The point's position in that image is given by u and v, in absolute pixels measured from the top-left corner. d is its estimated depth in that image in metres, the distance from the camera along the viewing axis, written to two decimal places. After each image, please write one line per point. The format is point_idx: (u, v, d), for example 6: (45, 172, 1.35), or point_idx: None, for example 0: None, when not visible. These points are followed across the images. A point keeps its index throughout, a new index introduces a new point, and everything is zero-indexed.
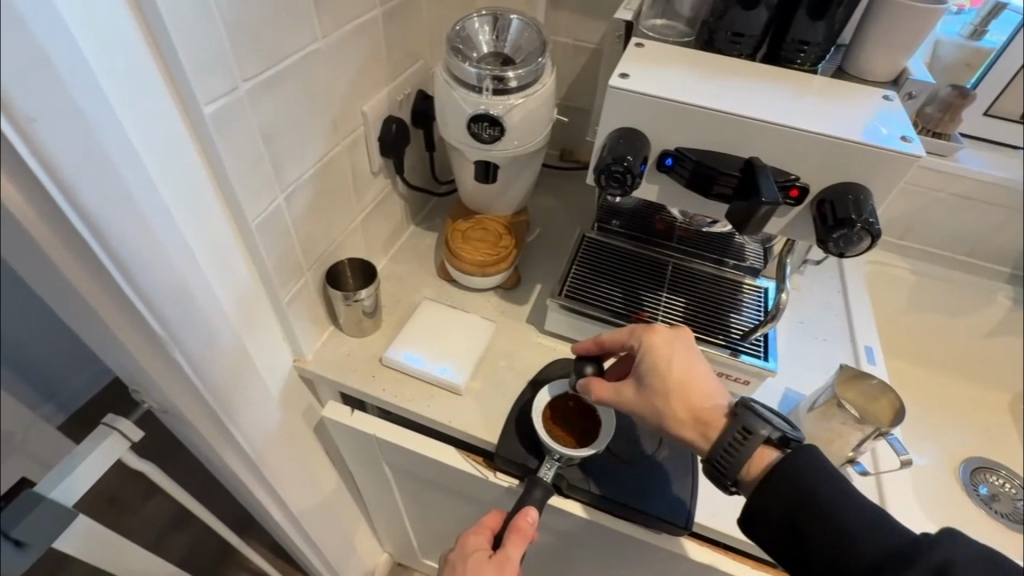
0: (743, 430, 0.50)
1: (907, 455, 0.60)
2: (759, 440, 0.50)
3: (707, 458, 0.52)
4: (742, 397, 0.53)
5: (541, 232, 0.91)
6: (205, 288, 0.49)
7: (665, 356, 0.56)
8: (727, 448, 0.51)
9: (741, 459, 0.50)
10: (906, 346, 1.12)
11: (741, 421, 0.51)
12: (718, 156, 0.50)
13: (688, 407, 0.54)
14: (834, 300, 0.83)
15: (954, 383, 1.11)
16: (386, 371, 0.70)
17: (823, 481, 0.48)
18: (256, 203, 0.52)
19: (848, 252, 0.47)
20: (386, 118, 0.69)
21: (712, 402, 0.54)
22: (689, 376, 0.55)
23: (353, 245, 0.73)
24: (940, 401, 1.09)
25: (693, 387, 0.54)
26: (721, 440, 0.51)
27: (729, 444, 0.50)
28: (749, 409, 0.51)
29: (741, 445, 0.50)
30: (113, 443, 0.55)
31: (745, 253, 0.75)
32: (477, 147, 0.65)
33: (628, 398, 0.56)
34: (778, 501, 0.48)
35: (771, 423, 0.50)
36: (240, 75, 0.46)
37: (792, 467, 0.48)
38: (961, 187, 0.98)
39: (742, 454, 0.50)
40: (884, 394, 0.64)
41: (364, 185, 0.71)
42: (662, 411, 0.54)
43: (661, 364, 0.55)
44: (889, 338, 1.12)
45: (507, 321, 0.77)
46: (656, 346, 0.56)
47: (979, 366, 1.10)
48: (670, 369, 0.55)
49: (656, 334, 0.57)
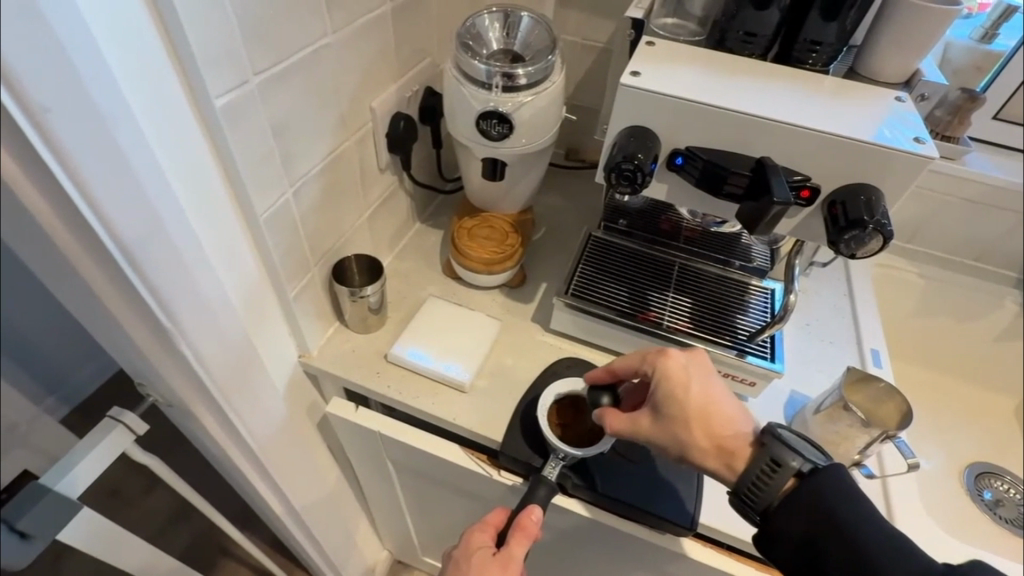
0: (772, 462, 0.50)
1: (914, 458, 0.60)
2: (789, 472, 0.50)
3: (733, 490, 0.52)
4: (769, 425, 0.53)
5: (546, 231, 0.91)
6: (212, 281, 0.49)
7: (683, 383, 0.55)
8: (757, 479, 0.50)
9: (770, 491, 0.50)
10: (912, 351, 1.11)
11: (770, 452, 0.51)
12: (728, 155, 0.50)
13: (710, 436, 0.54)
14: (841, 303, 0.83)
15: (960, 388, 1.11)
16: (391, 367, 0.69)
17: (846, 503, 0.48)
18: (265, 198, 0.52)
19: (859, 252, 0.47)
20: (395, 114, 0.69)
21: (734, 430, 0.54)
22: (708, 403, 0.55)
23: (359, 242, 0.73)
24: (945, 405, 1.08)
25: (713, 414, 0.54)
26: (749, 471, 0.51)
27: (758, 476, 0.50)
28: (777, 439, 0.51)
29: (769, 478, 0.50)
30: (119, 436, 0.56)
31: (753, 254, 0.75)
32: (486, 145, 0.64)
33: (646, 427, 0.56)
34: (800, 522, 0.49)
35: (802, 455, 0.50)
36: (251, 69, 0.46)
37: (817, 490, 0.49)
38: (969, 191, 0.98)
39: (772, 486, 0.50)
40: (891, 397, 0.64)
41: (371, 182, 0.71)
42: (683, 441, 0.54)
43: (679, 392, 0.54)
44: (895, 342, 1.11)
45: (512, 320, 0.77)
46: (672, 373, 0.55)
47: (985, 371, 1.09)
48: (688, 397, 0.54)
49: (670, 361, 0.56)
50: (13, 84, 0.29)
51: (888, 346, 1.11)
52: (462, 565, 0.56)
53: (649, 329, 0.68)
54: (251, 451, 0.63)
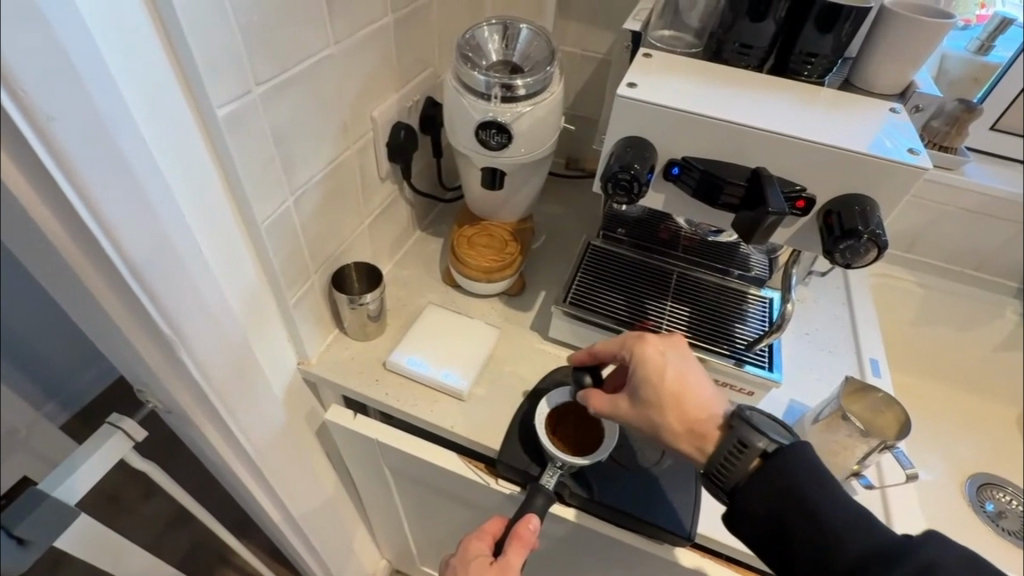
0: (739, 444, 0.49)
1: (913, 468, 0.59)
2: (754, 453, 0.49)
3: (703, 472, 0.52)
4: (738, 407, 0.52)
5: (546, 240, 0.92)
6: (212, 288, 0.49)
7: (657, 367, 0.55)
8: (725, 461, 0.50)
9: (737, 472, 0.49)
10: (913, 360, 1.11)
11: (737, 434, 0.50)
12: (725, 165, 0.50)
13: (683, 420, 0.53)
14: (840, 312, 0.83)
15: (962, 398, 1.10)
16: (390, 375, 0.70)
17: (810, 482, 0.47)
18: (266, 205, 0.53)
19: (854, 263, 0.47)
20: (395, 123, 0.70)
21: (708, 413, 0.54)
22: (683, 386, 0.54)
23: (359, 249, 0.73)
24: (946, 415, 1.08)
25: (687, 398, 0.54)
26: (717, 453, 0.50)
27: (726, 457, 0.50)
28: (745, 421, 0.50)
29: (736, 458, 0.49)
30: (117, 442, 0.56)
31: (751, 263, 0.75)
32: (486, 154, 0.65)
33: (623, 409, 0.56)
34: (765, 501, 0.48)
35: (768, 436, 0.49)
36: (254, 80, 0.46)
37: (783, 470, 0.48)
38: (967, 201, 0.98)
39: (739, 467, 0.49)
40: (890, 407, 0.64)
41: (371, 190, 0.72)
42: (657, 423, 0.54)
43: (654, 375, 0.55)
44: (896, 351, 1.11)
45: (511, 327, 0.77)
46: (647, 357, 0.55)
47: (988, 381, 1.09)
48: (663, 380, 0.54)
49: (646, 345, 0.56)
50: (14, 85, 0.30)
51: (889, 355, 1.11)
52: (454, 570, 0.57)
53: (647, 337, 0.68)
54: (250, 458, 0.63)
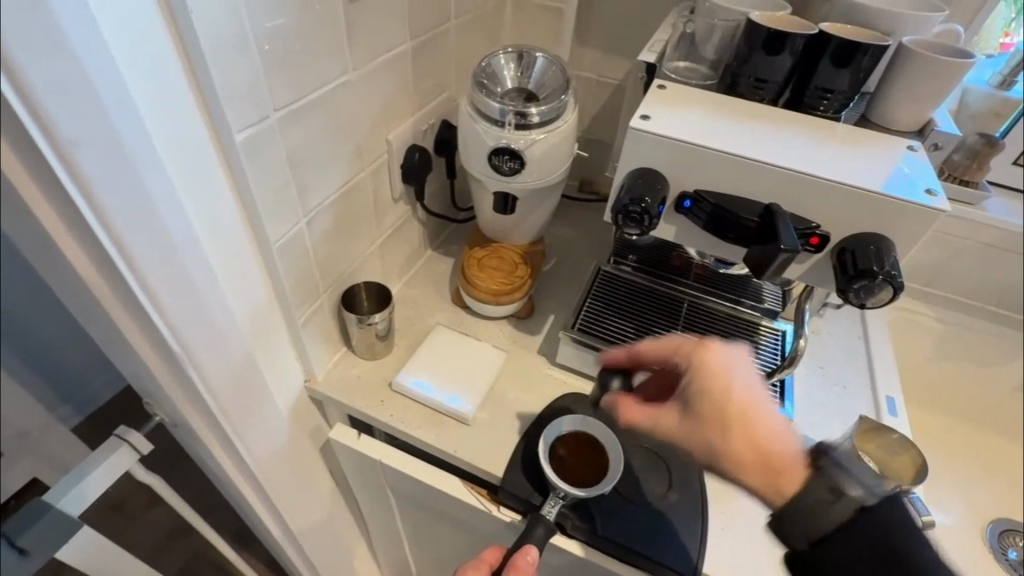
0: (833, 489, 0.48)
1: (929, 516, 0.57)
2: (851, 502, 0.48)
3: (779, 512, 0.49)
4: (824, 449, 0.51)
5: (556, 263, 0.92)
6: (222, 306, 0.50)
7: (721, 381, 0.51)
8: (814, 504, 0.48)
9: (830, 520, 0.48)
10: (931, 398, 1.08)
11: (831, 478, 0.49)
12: (737, 200, 0.50)
13: (750, 441, 0.50)
14: (855, 347, 0.81)
15: (983, 440, 1.06)
16: (394, 396, 0.69)
17: (907, 536, 0.46)
18: (279, 226, 0.53)
19: (869, 303, 0.46)
20: (410, 145, 0.71)
21: (778, 443, 0.50)
22: (749, 405, 0.51)
23: (370, 269, 0.74)
24: (966, 457, 1.04)
25: (754, 419, 0.50)
26: (805, 493, 0.49)
27: (816, 500, 0.48)
28: (839, 466, 0.49)
29: (829, 505, 0.48)
30: (122, 456, 0.57)
31: (763, 294, 0.74)
32: (498, 179, 0.65)
33: (675, 425, 0.53)
34: (856, 555, 0.46)
35: (864, 486, 0.48)
36: (272, 105, 0.47)
37: (878, 523, 0.47)
38: (990, 237, 0.96)
39: (830, 515, 0.48)
40: (906, 449, 0.62)
41: (384, 210, 0.72)
42: (717, 444, 0.50)
43: (717, 390, 0.51)
44: (913, 388, 1.08)
45: (519, 351, 0.76)
46: (709, 369, 0.52)
47: (1010, 423, 1.05)
48: (727, 396, 0.50)
49: (709, 354, 0.53)
50: (37, 107, 0.31)
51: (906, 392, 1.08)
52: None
53: None
54: (252, 473, 0.64)
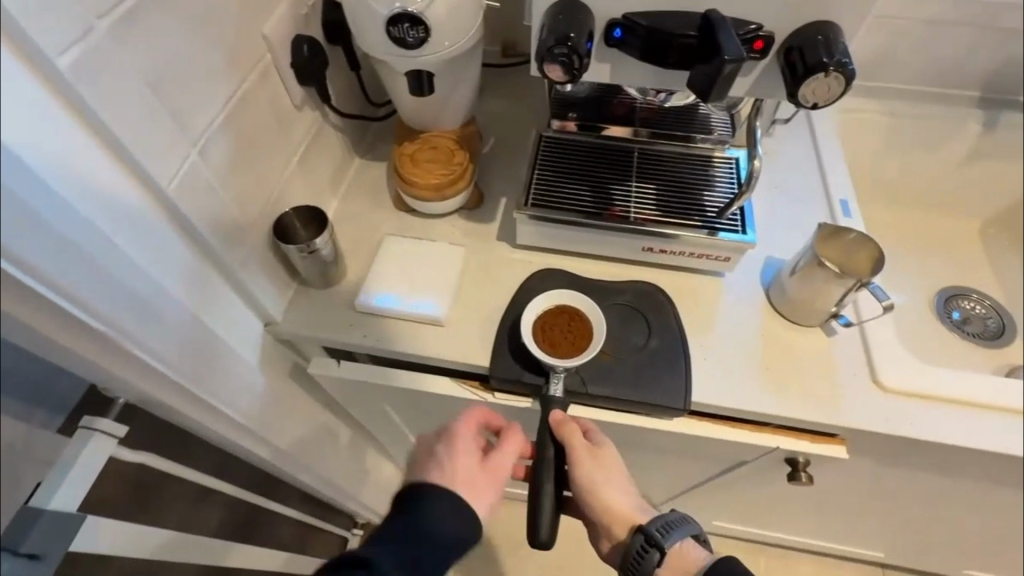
0: (647, 544, 0.55)
1: (889, 299, 0.60)
2: (658, 551, 0.54)
3: (641, 528, 0.56)
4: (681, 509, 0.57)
5: (496, 142, 0.84)
6: (139, 275, 0.45)
7: (593, 460, 0.58)
8: (637, 554, 0.55)
9: (648, 566, 0.55)
10: (897, 199, 0.94)
11: (648, 535, 0.55)
12: (670, 15, 0.44)
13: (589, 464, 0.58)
14: (807, 161, 0.81)
15: (940, 224, 0.95)
16: (361, 317, 0.67)
17: None
18: (166, 166, 0.47)
19: (822, 100, 0.44)
20: (294, 38, 0.61)
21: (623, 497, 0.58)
22: (606, 464, 0.59)
23: (295, 193, 0.67)
24: (933, 246, 0.94)
25: (601, 470, 0.58)
26: (631, 545, 0.56)
27: (637, 552, 0.55)
28: (669, 525, 0.56)
29: (643, 558, 0.55)
30: (99, 442, 0.55)
31: (712, 124, 0.70)
32: (402, 55, 0.58)
33: (577, 450, 0.58)
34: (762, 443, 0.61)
35: (691, 531, 0.57)
36: (92, 12, 0.39)
37: None
38: (929, 11, 0.80)
39: (647, 562, 0.55)
40: (864, 246, 0.64)
41: (289, 122, 0.64)
42: (578, 449, 0.58)
43: (590, 468, 0.58)
44: (870, 203, 0.95)
45: (476, 243, 0.73)
46: (582, 453, 0.58)
47: (963, 203, 0.94)
48: (601, 464, 0.58)
49: (586, 451, 0.58)
50: None
51: (865, 204, 0.94)
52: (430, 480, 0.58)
53: (618, 225, 0.65)
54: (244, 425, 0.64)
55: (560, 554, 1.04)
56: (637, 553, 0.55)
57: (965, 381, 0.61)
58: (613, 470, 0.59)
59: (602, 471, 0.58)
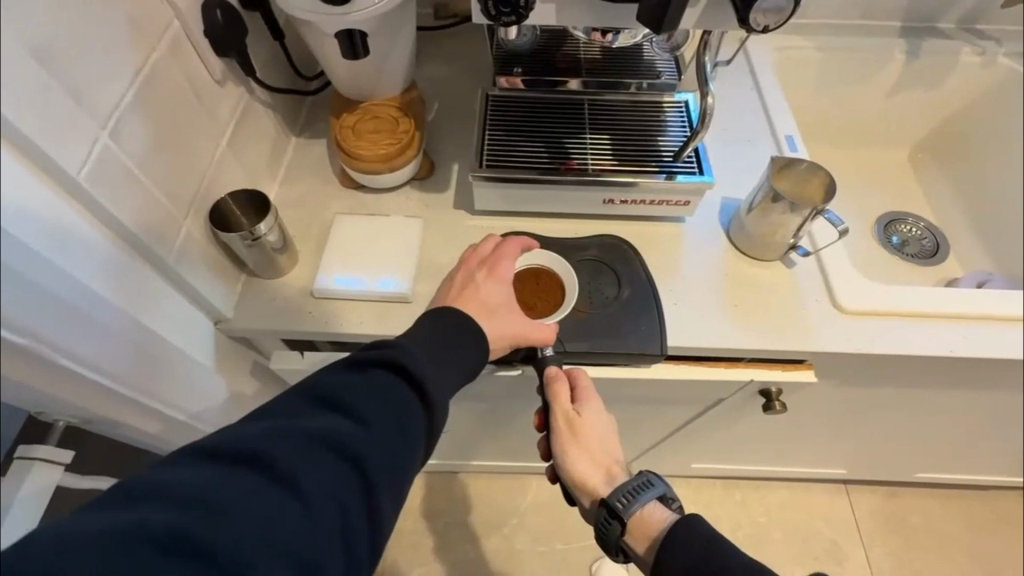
0: (609, 516, 0.55)
1: (843, 225, 0.62)
2: (620, 522, 0.54)
3: (604, 501, 0.55)
4: (651, 477, 0.56)
5: (440, 108, 0.80)
6: (57, 275, 0.40)
7: (577, 419, 0.58)
8: (603, 523, 0.55)
9: (612, 534, 0.55)
10: (834, 134, 0.97)
11: (610, 508, 0.55)
12: None
13: (572, 423, 0.58)
14: (751, 100, 0.81)
15: (874, 154, 0.99)
16: (321, 303, 0.63)
17: None
18: (73, 151, 0.42)
19: (770, 24, 0.45)
20: (205, 3, 0.56)
21: (604, 455, 0.58)
22: (592, 425, 0.58)
23: (229, 177, 0.61)
24: (869, 177, 0.98)
25: (585, 430, 0.58)
26: (597, 513, 0.56)
27: (602, 520, 0.55)
28: (634, 495, 0.55)
29: (607, 527, 0.55)
30: (44, 469, 0.50)
31: (658, 68, 0.69)
32: (332, 14, 0.55)
33: (561, 408, 0.58)
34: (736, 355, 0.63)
35: (663, 498, 0.56)
36: None
37: None
38: None
39: (611, 531, 0.55)
40: (814, 175, 0.66)
41: (212, 100, 0.58)
42: (562, 406, 0.58)
43: (572, 425, 0.58)
44: (810, 140, 0.98)
45: (433, 213, 0.70)
46: (563, 410, 0.58)
47: (892, 131, 0.98)
48: (584, 424, 0.58)
49: (571, 408, 0.58)
50: None
51: (805, 142, 0.97)
52: (454, 286, 0.57)
53: (576, 177, 0.63)
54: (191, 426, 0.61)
55: (550, 517, 1.06)
56: (601, 521, 0.56)
57: (915, 295, 0.64)
58: (591, 441, 0.58)
59: (585, 431, 0.58)
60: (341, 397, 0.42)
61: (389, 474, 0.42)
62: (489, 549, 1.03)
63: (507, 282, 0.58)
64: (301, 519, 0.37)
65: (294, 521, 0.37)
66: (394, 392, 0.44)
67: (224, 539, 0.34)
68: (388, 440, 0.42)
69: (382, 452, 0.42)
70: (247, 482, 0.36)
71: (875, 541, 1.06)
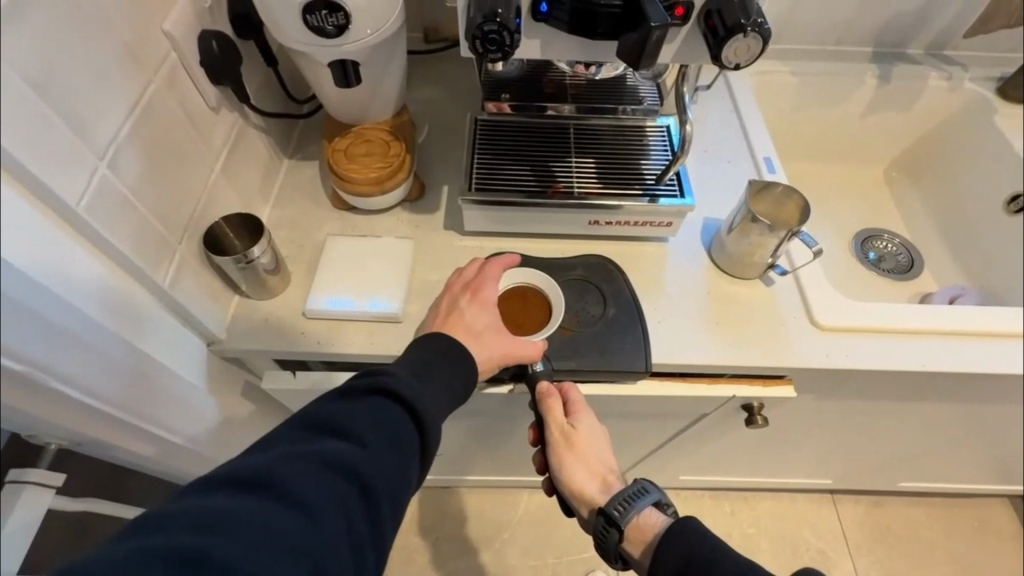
0: (608, 523, 0.56)
1: (817, 245, 0.65)
2: (619, 528, 0.55)
3: (601, 508, 0.56)
4: (645, 483, 0.57)
5: (431, 130, 0.82)
6: (55, 303, 0.41)
7: (573, 432, 0.59)
8: (602, 530, 0.57)
9: (611, 540, 0.56)
10: (812, 154, 1.01)
11: (608, 516, 0.56)
12: None
13: (568, 436, 0.59)
14: (731, 123, 0.85)
15: (851, 172, 1.03)
16: (313, 323, 0.64)
17: None
18: (73, 181, 0.43)
19: (743, 61, 0.46)
20: (201, 34, 0.57)
21: (601, 466, 0.60)
22: (586, 438, 0.60)
23: (222, 201, 0.63)
24: (846, 195, 1.02)
25: (580, 443, 0.59)
26: (596, 521, 0.57)
27: (600, 528, 0.57)
28: (630, 501, 0.56)
29: (607, 534, 0.56)
30: (34, 494, 0.51)
31: (641, 94, 0.72)
32: (326, 45, 0.57)
33: (556, 422, 0.60)
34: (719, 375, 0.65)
35: (658, 503, 0.57)
36: None
37: None
38: None
39: (610, 537, 0.56)
40: (789, 197, 0.68)
41: (207, 126, 0.60)
42: (557, 421, 0.60)
43: (568, 439, 0.59)
44: (789, 159, 1.01)
45: (424, 233, 0.72)
46: (559, 424, 0.59)
47: (867, 151, 1.02)
48: (579, 437, 0.59)
49: (566, 422, 0.60)
50: None
51: (784, 161, 1.01)
52: (440, 312, 0.58)
53: (562, 200, 0.66)
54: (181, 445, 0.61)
55: (541, 531, 1.06)
56: (600, 529, 0.57)
57: (889, 311, 0.67)
58: (587, 452, 0.59)
59: (581, 443, 0.59)
60: (337, 416, 0.44)
61: (390, 484, 0.43)
62: (481, 564, 1.03)
63: (492, 304, 0.59)
64: (309, 525, 0.38)
65: (303, 531, 0.37)
66: (387, 410, 0.45)
67: (231, 555, 0.35)
68: (384, 452, 0.43)
69: (381, 465, 0.43)
70: (250, 500, 0.37)
71: (860, 549, 1.08)
